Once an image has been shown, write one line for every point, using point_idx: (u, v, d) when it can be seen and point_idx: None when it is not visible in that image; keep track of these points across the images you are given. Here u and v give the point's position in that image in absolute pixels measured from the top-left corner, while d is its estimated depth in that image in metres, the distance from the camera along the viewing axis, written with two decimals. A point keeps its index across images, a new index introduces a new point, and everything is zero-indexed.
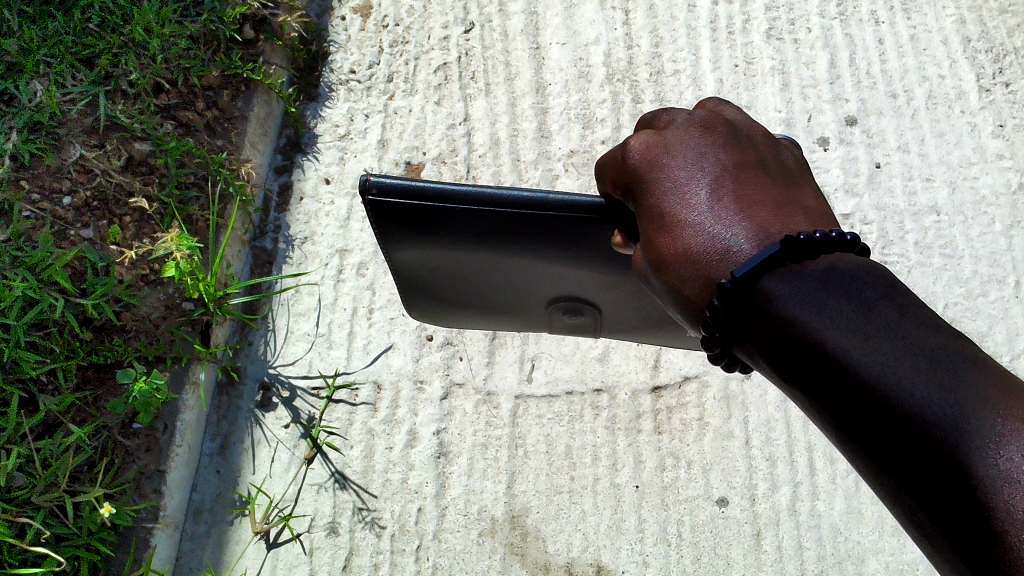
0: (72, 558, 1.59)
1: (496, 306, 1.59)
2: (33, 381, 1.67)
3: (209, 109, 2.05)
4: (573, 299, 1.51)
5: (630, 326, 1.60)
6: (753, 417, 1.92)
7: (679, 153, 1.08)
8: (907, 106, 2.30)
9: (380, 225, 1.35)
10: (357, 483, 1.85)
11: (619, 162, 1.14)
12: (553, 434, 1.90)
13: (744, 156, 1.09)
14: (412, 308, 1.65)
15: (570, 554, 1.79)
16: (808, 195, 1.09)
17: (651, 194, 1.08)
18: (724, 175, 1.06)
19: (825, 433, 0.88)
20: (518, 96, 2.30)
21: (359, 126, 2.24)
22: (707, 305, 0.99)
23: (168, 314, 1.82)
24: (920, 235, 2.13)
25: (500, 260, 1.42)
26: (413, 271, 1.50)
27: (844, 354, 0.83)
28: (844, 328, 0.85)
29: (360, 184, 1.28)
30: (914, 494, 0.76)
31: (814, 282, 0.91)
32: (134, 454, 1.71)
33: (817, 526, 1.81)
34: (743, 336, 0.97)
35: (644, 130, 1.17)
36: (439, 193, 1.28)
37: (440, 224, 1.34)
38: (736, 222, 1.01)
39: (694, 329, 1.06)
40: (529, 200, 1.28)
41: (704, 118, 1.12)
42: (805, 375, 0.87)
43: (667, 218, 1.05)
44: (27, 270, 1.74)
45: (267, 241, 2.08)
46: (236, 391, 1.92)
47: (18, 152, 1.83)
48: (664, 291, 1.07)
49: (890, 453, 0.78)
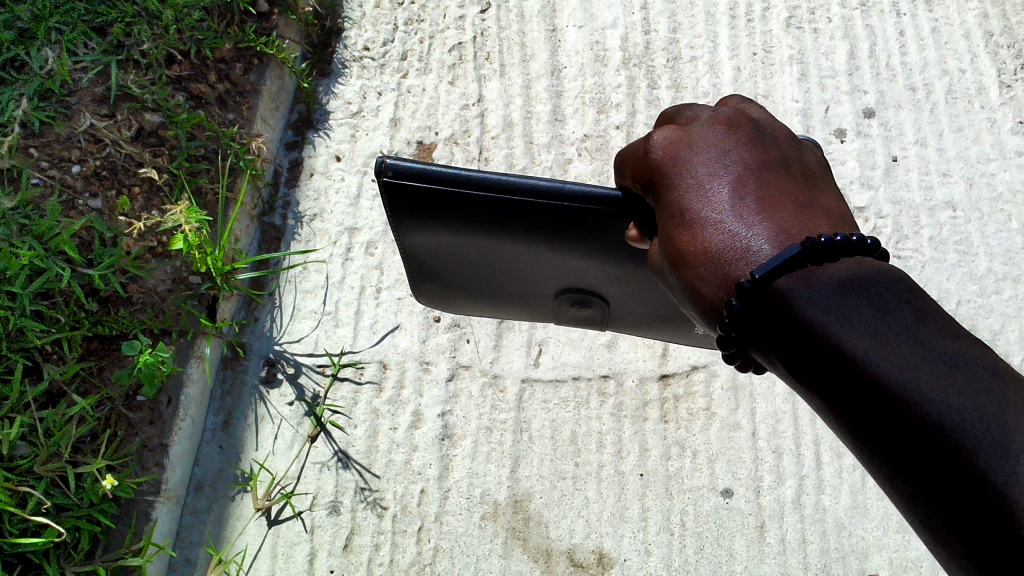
0: (72, 529, 1.58)
1: (505, 295, 1.58)
2: (38, 351, 1.67)
3: (222, 81, 2.04)
4: (583, 290, 1.50)
5: (639, 320, 1.58)
6: (760, 409, 1.90)
7: (702, 150, 1.06)
8: (926, 100, 2.27)
9: (393, 208, 1.34)
10: (360, 463, 1.84)
11: (639, 156, 1.12)
12: (559, 420, 1.89)
13: (767, 155, 1.07)
14: (421, 294, 1.64)
15: (572, 540, 1.78)
16: (830, 198, 1.07)
17: (672, 190, 1.06)
18: (746, 173, 1.04)
19: (837, 435, 0.87)
20: (533, 78, 2.28)
21: (372, 104, 2.22)
22: (724, 305, 0.97)
23: (175, 287, 1.81)
24: (935, 230, 2.11)
25: (512, 249, 1.40)
26: (423, 256, 1.49)
27: (861, 357, 0.82)
28: (861, 331, 0.83)
29: (376, 165, 1.27)
30: (931, 500, 0.75)
31: (833, 283, 0.89)
32: (138, 427, 1.70)
33: (822, 520, 1.80)
34: (758, 337, 0.95)
35: (666, 124, 1.15)
36: (454, 177, 1.27)
37: (453, 210, 1.33)
38: (757, 222, 0.99)
39: (709, 329, 1.04)
40: (544, 188, 1.26)
41: (729, 115, 1.10)
42: (820, 376, 0.85)
43: (687, 215, 1.03)
44: (34, 239, 1.72)
45: (275, 217, 2.06)
46: (241, 366, 1.91)
47: (28, 119, 1.82)
48: (680, 288, 1.05)
49: (907, 459, 0.77)
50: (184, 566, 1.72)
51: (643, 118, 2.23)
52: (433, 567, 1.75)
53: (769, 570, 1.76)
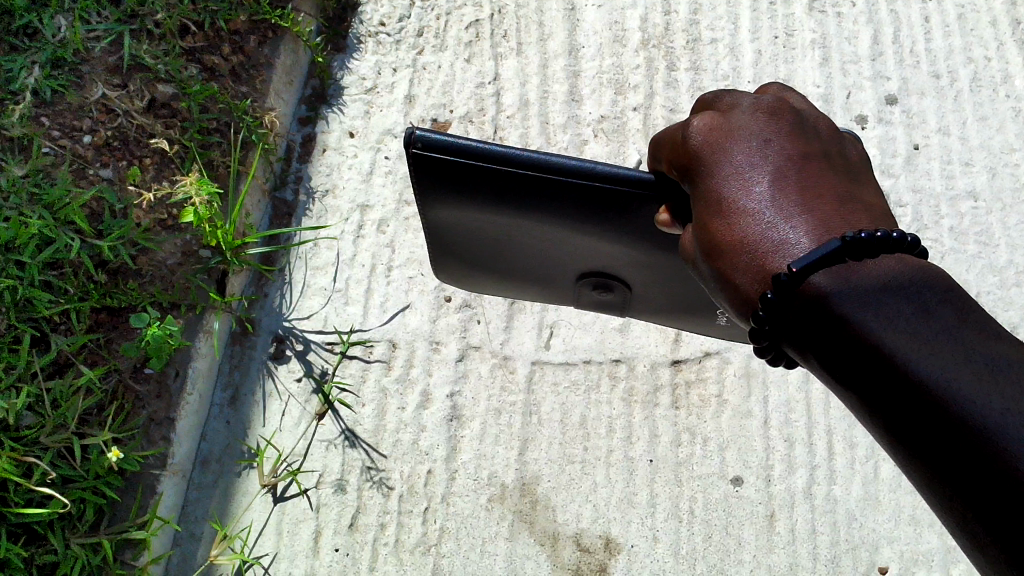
0: (77, 501, 1.57)
1: (525, 274, 1.55)
2: (45, 321, 1.65)
3: (235, 54, 2.01)
4: (605, 274, 1.47)
5: (658, 307, 1.56)
6: (773, 397, 1.88)
7: (743, 138, 1.04)
8: (950, 88, 2.24)
9: (418, 182, 1.33)
10: (367, 442, 1.82)
11: (677, 142, 1.10)
12: (568, 403, 1.87)
13: (809, 147, 1.05)
14: (440, 270, 1.62)
15: (580, 525, 1.76)
16: (871, 193, 1.05)
17: (710, 178, 1.04)
18: (788, 164, 1.01)
19: (872, 432, 0.86)
20: (550, 57, 2.25)
21: (387, 80, 2.19)
22: (758, 298, 0.95)
23: (185, 260, 1.80)
24: (955, 220, 2.08)
25: (536, 228, 1.38)
26: (445, 233, 1.47)
27: (900, 357, 0.80)
28: (900, 328, 0.82)
29: (405, 136, 1.26)
30: (970, 504, 0.74)
31: (872, 281, 0.87)
32: (145, 400, 1.69)
33: (833, 511, 1.78)
34: (791, 331, 0.93)
35: (704, 110, 1.12)
36: (484, 152, 1.26)
37: (480, 186, 1.31)
38: (796, 213, 0.96)
39: (739, 320, 1.02)
40: (573, 168, 1.25)
41: (771, 103, 1.08)
42: (857, 374, 0.84)
43: (723, 204, 1.01)
44: (44, 208, 1.71)
45: (287, 192, 2.04)
46: (250, 342, 1.89)
47: (40, 87, 1.80)
48: (711, 277, 1.03)
49: (948, 462, 0.76)
50: (189, 541, 1.72)
51: (661, 100, 2.20)
52: (439, 548, 1.74)
53: (778, 560, 1.74)
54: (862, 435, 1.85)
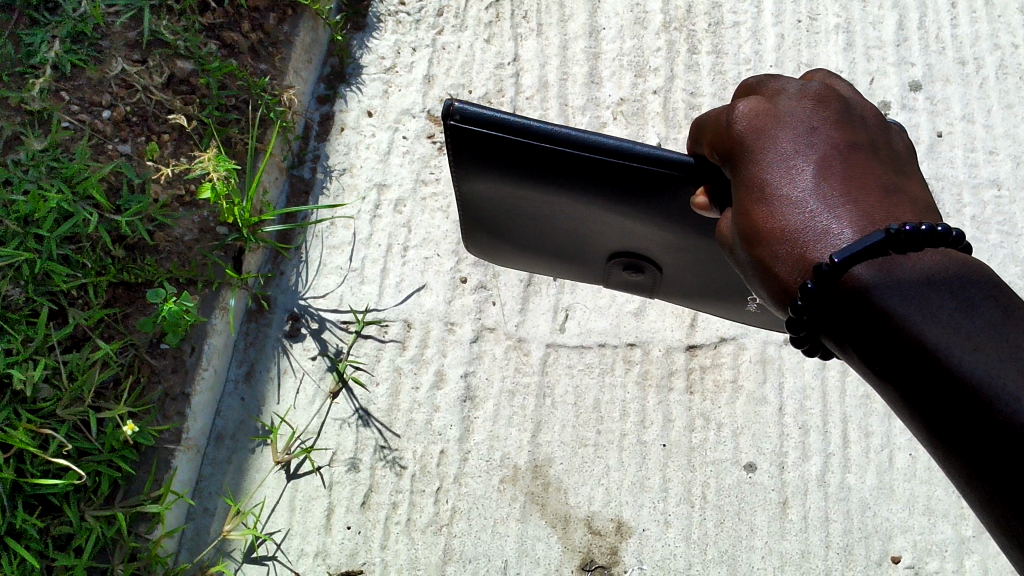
0: (93, 473, 1.59)
1: (557, 253, 1.55)
2: (63, 295, 1.67)
3: (255, 31, 2.01)
4: (637, 254, 1.47)
5: (689, 290, 1.55)
6: (789, 383, 1.87)
7: (788, 125, 1.03)
8: (975, 75, 2.21)
9: (454, 154, 1.33)
10: (381, 421, 1.83)
11: (721, 126, 1.09)
12: (582, 386, 1.87)
13: (856, 135, 1.04)
14: (470, 246, 1.62)
15: (591, 508, 1.76)
16: (917, 184, 1.04)
17: (753, 163, 1.03)
18: (834, 152, 1.01)
19: (911, 428, 0.85)
20: (570, 38, 2.23)
21: (406, 60, 2.18)
22: (799, 287, 0.94)
23: (202, 237, 1.80)
24: (978, 209, 2.05)
25: (570, 207, 1.38)
26: (478, 208, 1.47)
27: (943, 352, 0.80)
28: (944, 323, 0.81)
29: (443, 108, 1.26)
30: (1010, 502, 0.74)
31: (916, 275, 0.87)
32: (160, 374, 1.70)
33: (846, 499, 1.78)
34: (832, 322, 0.93)
35: (748, 95, 1.12)
36: (522, 127, 1.25)
37: (516, 162, 1.31)
38: (839, 203, 0.96)
39: (777, 310, 1.01)
40: (613, 147, 1.24)
41: (819, 90, 1.06)
42: (897, 368, 0.84)
43: (766, 190, 1.00)
44: (63, 182, 1.72)
45: (304, 170, 2.04)
46: (265, 320, 1.90)
47: (60, 62, 1.80)
48: (750, 265, 1.03)
49: (989, 459, 0.75)
50: (203, 516, 1.73)
51: (682, 84, 2.18)
52: (451, 528, 1.74)
53: (790, 547, 1.73)
54: (878, 423, 1.84)
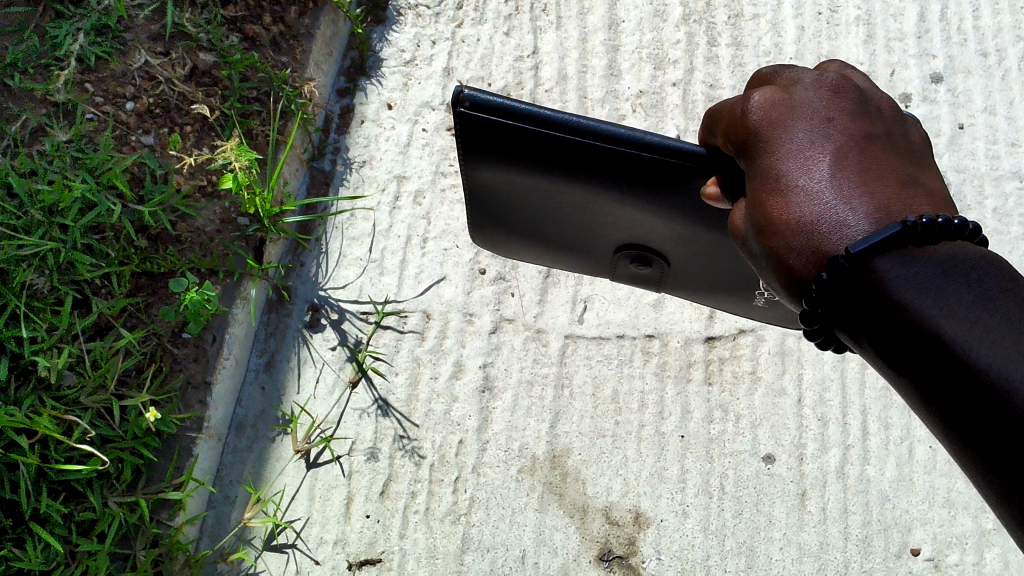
0: (116, 460, 1.61)
1: (564, 244, 1.56)
2: (87, 284, 1.69)
3: (276, 24, 2.03)
4: (644, 247, 1.47)
5: (696, 284, 1.56)
6: (808, 375, 1.87)
7: (804, 116, 1.03)
8: (997, 67, 2.20)
9: (463, 142, 1.34)
10: (400, 411, 1.84)
11: (736, 117, 1.09)
12: (601, 377, 1.87)
13: (872, 126, 1.04)
14: (480, 237, 1.62)
15: (609, 498, 1.76)
16: (932, 177, 1.04)
17: (769, 154, 1.03)
18: (850, 143, 1.01)
19: (927, 423, 0.86)
20: (589, 31, 2.23)
21: (426, 53, 2.19)
22: (816, 279, 0.95)
23: (223, 228, 1.82)
24: (1000, 201, 2.04)
25: (579, 198, 1.38)
26: (487, 198, 1.48)
27: (960, 345, 0.80)
28: (961, 316, 0.81)
29: (453, 94, 1.27)
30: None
31: (934, 268, 0.87)
32: (182, 363, 1.72)
33: (866, 491, 1.77)
34: (848, 315, 0.93)
35: (763, 86, 1.12)
36: (533, 115, 1.26)
37: (526, 151, 1.31)
38: (856, 194, 0.96)
39: (793, 301, 1.02)
40: (624, 137, 1.24)
41: (835, 80, 1.06)
42: (913, 362, 0.84)
43: (781, 181, 1.00)
44: (87, 172, 1.74)
45: (324, 163, 2.06)
46: (285, 310, 1.91)
47: (84, 54, 1.82)
48: (764, 256, 1.03)
49: (1007, 460, 0.75)
50: (224, 504, 1.74)
51: (701, 76, 2.18)
52: (469, 517, 1.75)
53: (808, 538, 1.73)
54: (898, 415, 1.83)
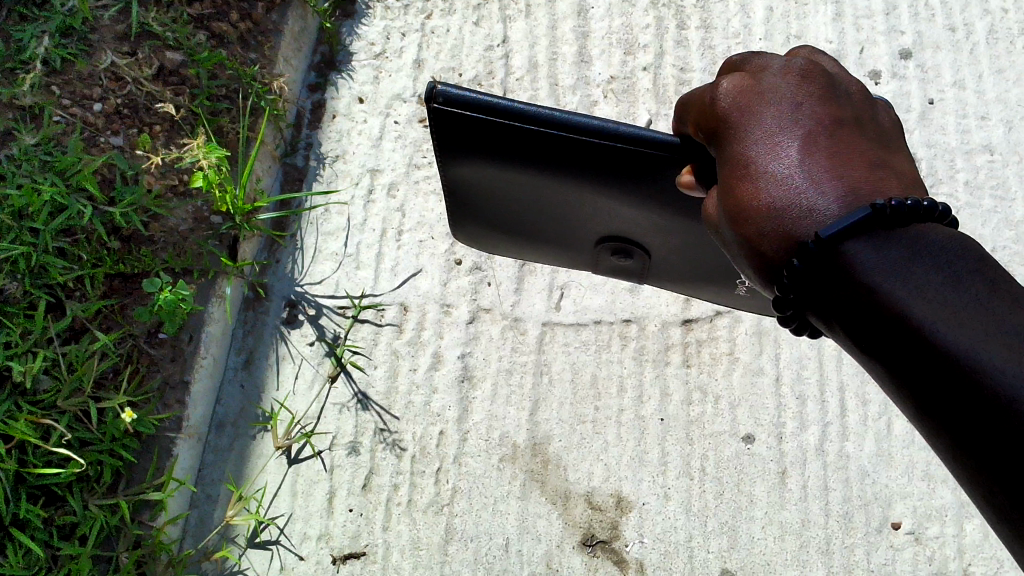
0: (95, 462, 1.60)
1: (545, 238, 1.55)
2: (60, 287, 1.68)
3: (244, 20, 2.01)
4: (624, 239, 1.47)
5: (678, 274, 1.56)
6: (785, 354, 1.87)
7: (773, 102, 1.03)
8: (965, 41, 2.20)
9: (439, 137, 1.33)
10: (380, 404, 1.84)
11: (705, 105, 1.09)
12: (579, 363, 1.87)
13: (841, 111, 1.04)
14: (460, 233, 1.62)
15: (591, 484, 1.77)
16: (902, 160, 1.05)
17: (738, 141, 1.03)
18: (818, 128, 1.01)
19: (900, 405, 0.86)
20: (559, 18, 2.23)
21: (395, 45, 2.19)
22: (788, 265, 0.95)
23: (196, 227, 1.81)
24: (971, 174, 2.05)
25: (556, 190, 1.38)
26: (466, 193, 1.47)
27: (927, 326, 0.80)
28: (930, 298, 0.81)
29: (427, 90, 1.25)
30: (997, 478, 0.73)
31: (903, 250, 0.87)
32: (159, 363, 1.71)
33: (845, 467, 1.78)
34: (820, 300, 0.93)
35: (732, 73, 1.12)
36: (508, 110, 1.25)
37: (503, 145, 1.31)
38: (825, 179, 0.96)
39: (766, 287, 1.01)
40: (599, 128, 1.23)
41: (803, 66, 1.06)
42: (883, 345, 0.84)
43: (751, 168, 1.00)
44: (57, 175, 1.73)
45: (297, 158, 2.05)
46: (262, 307, 1.91)
47: (50, 57, 1.81)
48: (736, 243, 1.03)
49: (978, 440, 0.75)
50: (206, 502, 1.74)
51: (671, 60, 2.18)
52: (452, 507, 1.75)
53: (790, 516, 1.74)
54: (876, 391, 1.84)
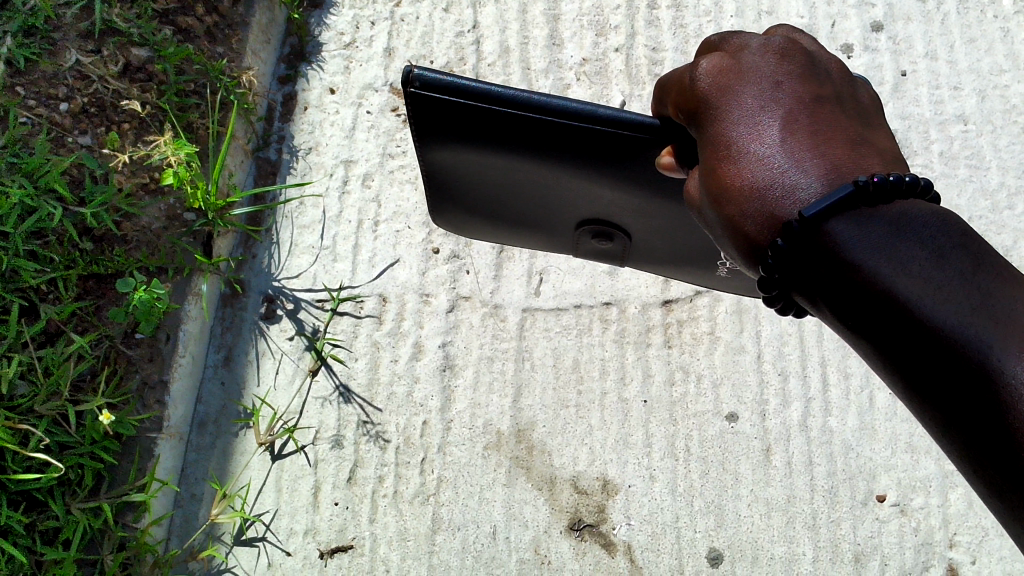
0: (76, 466, 1.59)
1: (526, 222, 1.55)
2: (33, 290, 1.65)
3: (209, 14, 1.99)
4: (605, 222, 1.47)
5: (659, 256, 1.56)
6: (765, 331, 1.87)
7: (753, 82, 1.02)
8: (937, 11, 2.20)
9: (415, 123, 1.31)
10: (362, 396, 1.83)
11: (684, 85, 1.08)
12: (561, 348, 1.87)
13: (822, 89, 1.03)
14: (439, 218, 1.61)
15: (576, 468, 1.76)
16: (883, 137, 1.04)
17: (719, 122, 1.02)
18: (799, 107, 1.00)
19: (885, 382, 0.85)
20: (529, 2, 2.21)
21: (365, 34, 2.17)
22: (771, 245, 0.94)
23: (169, 224, 1.80)
24: (945, 145, 2.05)
25: (537, 174, 1.37)
26: (446, 178, 1.46)
27: (914, 303, 0.79)
28: (915, 275, 0.81)
29: (402, 75, 1.24)
30: (985, 453, 0.73)
31: (886, 227, 0.86)
32: (137, 363, 1.70)
33: (829, 442, 1.78)
34: (803, 279, 0.92)
35: (710, 53, 1.10)
36: (485, 93, 1.24)
37: (481, 130, 1.30)
38: (807, 158, 0.95)
39: (750, 268, 1.01)
40: (577, 111, 1.22)
41: (782, 44, 1.05)
42: (869, 323, 0.83)
43: (732, 149, 0.99)
44: (24, 177, 1.70)
45: (270, 152, 2.03)
46: (240, 304, 1.89)
47: (13, 57, 1.78)
48: (718, 223, 1.02)
49: (965, 415, 0.74)
50: (190, 502, 1.73)
51: (643, 40, 2.17)
52: (438, 497, 1.75)
53: (776, 493, 1.74)
54: (857, 364, 1.84)
